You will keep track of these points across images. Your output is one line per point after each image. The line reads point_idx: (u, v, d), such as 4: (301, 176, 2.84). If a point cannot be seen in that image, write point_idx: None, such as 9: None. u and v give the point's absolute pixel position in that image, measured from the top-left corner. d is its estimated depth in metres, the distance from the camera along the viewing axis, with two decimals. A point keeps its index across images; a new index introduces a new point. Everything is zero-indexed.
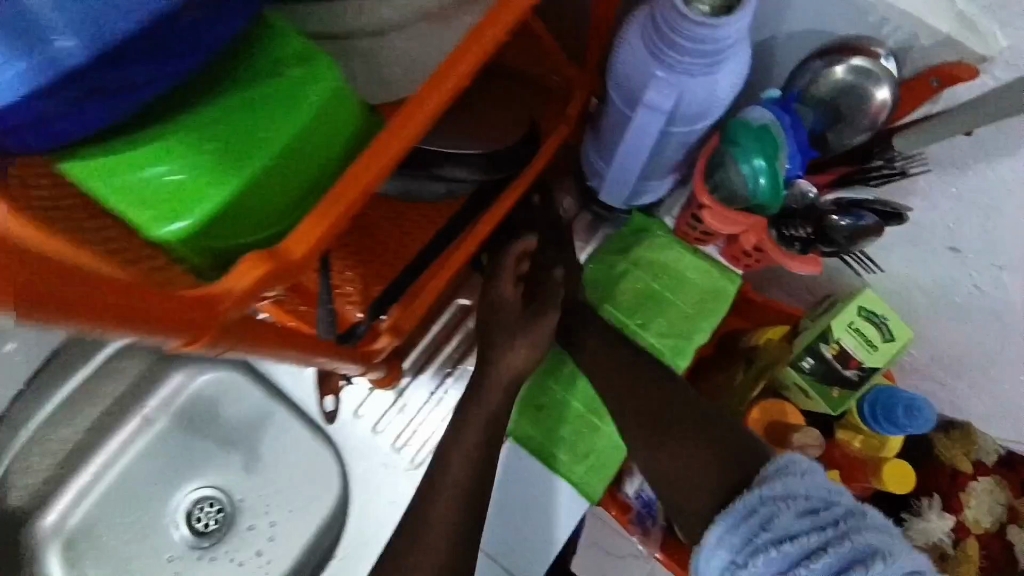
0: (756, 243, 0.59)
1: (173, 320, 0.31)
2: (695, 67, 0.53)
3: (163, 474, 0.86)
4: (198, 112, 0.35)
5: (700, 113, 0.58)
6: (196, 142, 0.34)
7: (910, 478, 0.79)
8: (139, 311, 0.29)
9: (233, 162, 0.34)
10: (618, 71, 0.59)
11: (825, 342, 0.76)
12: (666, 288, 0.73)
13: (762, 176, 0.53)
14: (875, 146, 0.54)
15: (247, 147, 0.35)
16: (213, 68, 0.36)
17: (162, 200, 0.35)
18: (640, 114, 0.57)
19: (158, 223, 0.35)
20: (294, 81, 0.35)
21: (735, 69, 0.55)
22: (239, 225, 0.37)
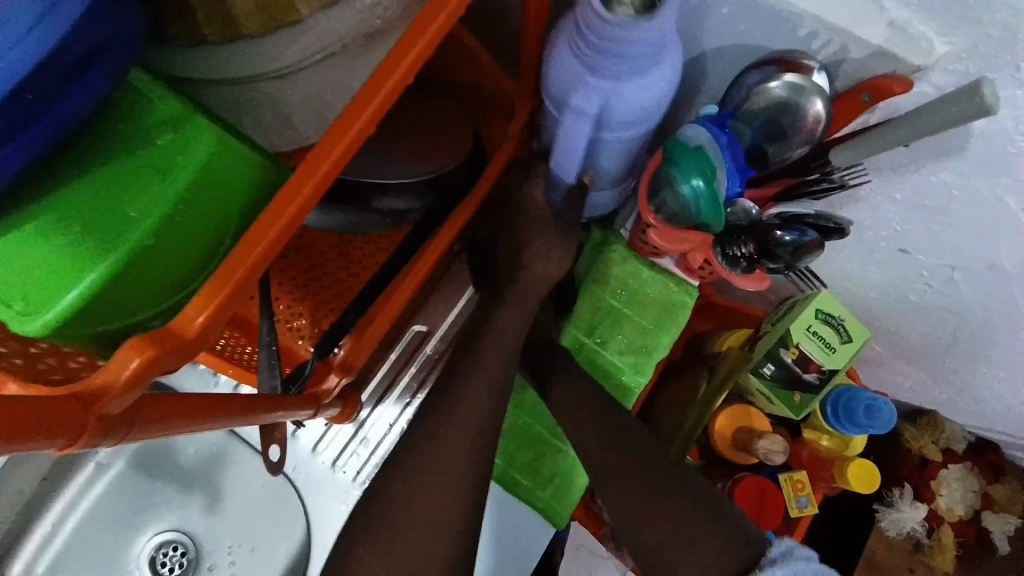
0: (704, 262, 0.59)
1: (46, 422, 0.26)
2: (620, 71, 0.52)
3: (123, 522, 0.82)
4: (64, 189, 0.31)
5: (632, 120, 0.57)
6: (60, 227, 0.31)
7: (876, 477, 0.79)
8: (16, 416, 0.25)
9: (112, 238, 0.31)
10: (549, 78, 0.57)
11: (784, 347, 0.76)
12: (624, 304, 0.72)
13: (702, 196, 0.53)
14: (814, 160, 0.54)
15: (125, 220, 0.31)
16: (77, 138, 0.32)
17: (28, 293, 0.31)
18: (567, 120, 0.56)
19: (31, 317, 0.31)
20: (167, 151, 0.32)
21: (664, 74, 0.53)
22: (122, 310, 0.33)
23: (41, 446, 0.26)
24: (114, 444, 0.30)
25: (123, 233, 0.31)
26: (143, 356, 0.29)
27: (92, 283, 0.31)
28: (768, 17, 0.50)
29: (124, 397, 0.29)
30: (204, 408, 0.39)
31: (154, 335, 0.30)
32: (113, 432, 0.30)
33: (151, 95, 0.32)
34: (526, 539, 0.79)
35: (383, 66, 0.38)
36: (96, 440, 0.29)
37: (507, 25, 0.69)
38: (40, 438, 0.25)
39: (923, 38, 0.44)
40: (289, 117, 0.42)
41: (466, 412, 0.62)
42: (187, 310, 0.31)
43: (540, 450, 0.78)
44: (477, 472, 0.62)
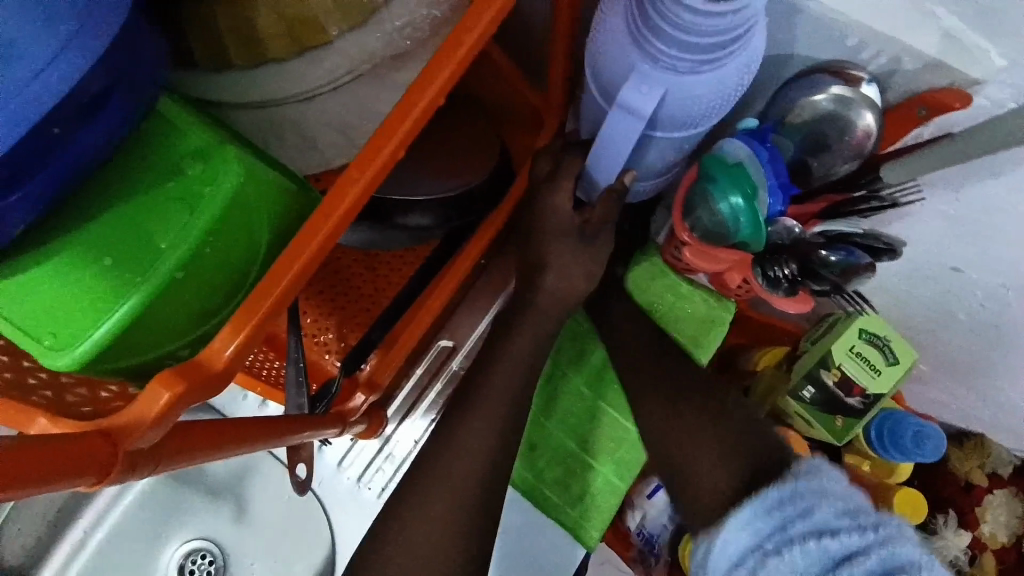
0: (742, 282, 0.55)
1: (73, 460, 0.25)
2: (681, 62, 0.49)
3: (152, 530, 0.83)
4: (95, 221, 0.31)
5: (685, 118, 0.54)
6: (92, 258, 0.31)
7: (922, 505, 0.75)
8: (44, 457, 0.24)
9: (138, 271, 0.31)
10: (601, 67, 0.54)
11: (825, 368, 0.72)
12: (662, 319, 0.70)
13: (742, 214, 0.50)
14: (862, 176, 0.51)
15: (152, 252, 0.31)
16: (106, 171, 0.32)
17: (58, 325, 0.31)
18: (614, 115, 0.52)
19: (56, 350, 0.31)
20: (197, 181, 0.32)
21: (734, 70, 0.50)
22: (148, 341, 0.32)
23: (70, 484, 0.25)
24: (141, 477, 0.30)
25: (150, 266, 0.31)
26: (171, 391, 0.28)
27: (117, 317, 0.31)
28: (815, 26, 0.47)
29: (152, 432, 0.28)
30: (229, 434, 0.39)
31: (182, 369, 0.30)
32: (142, 464, 0.29)
33: (184, 126, 0.32)
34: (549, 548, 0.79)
35: (413, 87, 0.37)
36: (125, 475, 0.28)
37: (536, 37, 0.68)
38: (68, 479, 0.25)
39: (982, 50, 0.41)
40: (314, 140, 0.41)
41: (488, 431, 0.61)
42: (214, 341, 0.31)
43: (570, 466, 0.76)
44: (495, 494, 0.60)
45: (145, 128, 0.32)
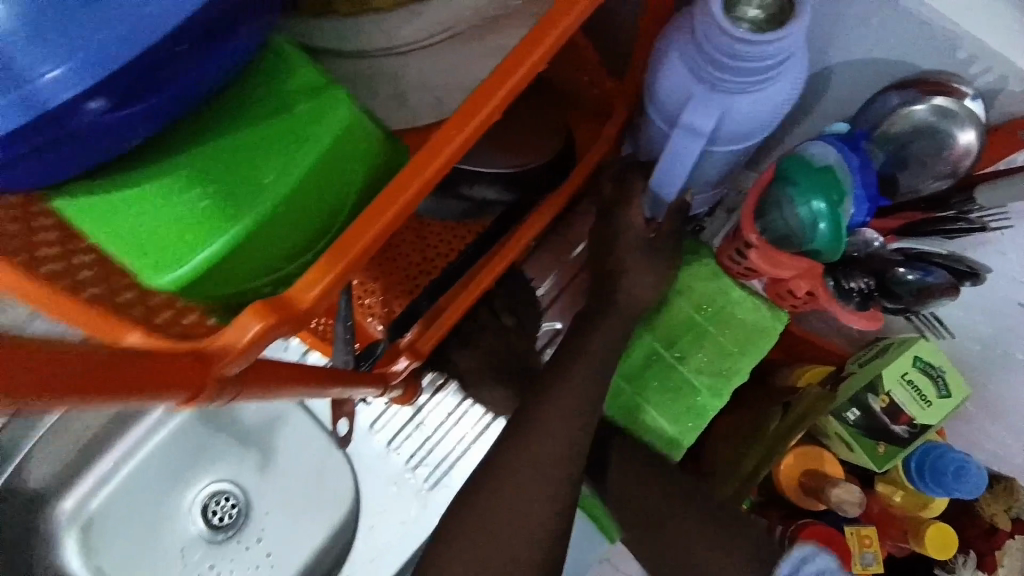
0: (808, 292, 0.53)
1: (168, 379, 0.26)
2: (738, 85, 0.46)
3: (181, 468, 0.85)
4: (204, 148, 0.32)
5: (748, 133, 0.51)
6: (198, 180, 0.31)
7: (954, 542, 0.72)
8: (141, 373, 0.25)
9: (236, 205, 0.31)
10: (657, 92, 0.52)
11: (873, 394, 0.70)
12: (708, 321, 0.68)
13: (823, 221, 0.49)
14: (954, 195, 0.49)
15: (251, 188, 0.31)
16: (218, 101, 0.33)
17: (153, 244, 0.31)
18: (677, 137, 0.50)
19: (155, 271, 0.31)
20: (305, 117, 0.32)
21: (791, 83, 0.48)
22: (237, 275, 0.33)
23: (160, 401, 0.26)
24: (224, 404, 0.31)
25: (251, 199, 0.31)
26: (262, 322, 0.28)
27: (217, 247, 0.31)
28: (922, 34, 0.45)
29: (240, 360, 0.29)
30: (281, 376, 0.39)
31: (269, 302, 0.30)
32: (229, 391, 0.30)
33: (298, 64, 0.33)
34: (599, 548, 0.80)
35: (504, 65, 0.37)
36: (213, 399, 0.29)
37: (614, 25, 0.66)
38: (164, 394, 0.26)
39: None
40: (406, 97, 0.41)
41: (527, 422, 0.62)
42: (302, 281, 0.31)
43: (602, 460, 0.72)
44: (527, 483, 0.61)
45: (258, 63, 0.33)
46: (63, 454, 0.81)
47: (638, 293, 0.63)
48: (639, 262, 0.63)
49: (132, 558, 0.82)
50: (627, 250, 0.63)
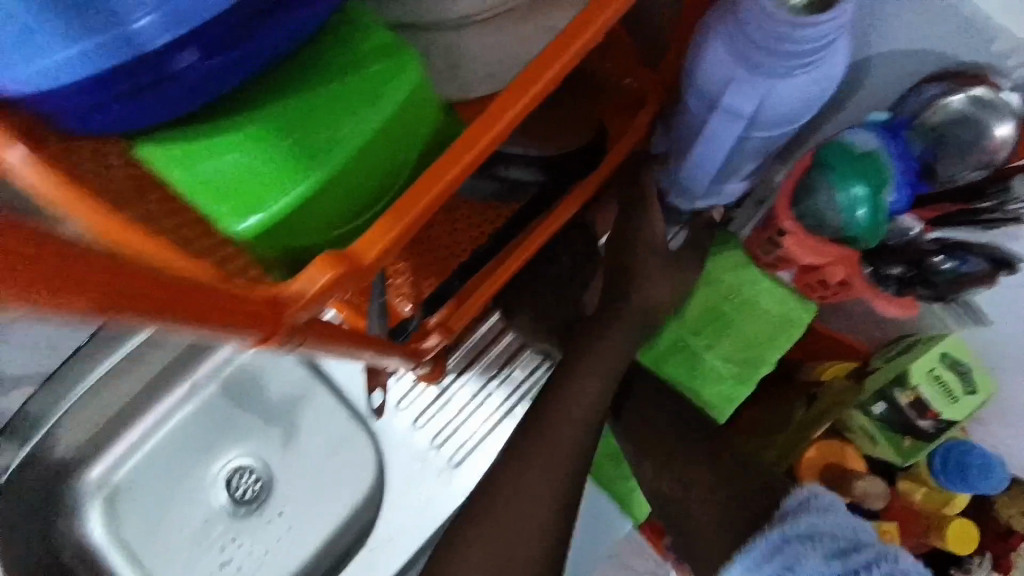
0: (842, 279, 0.55)
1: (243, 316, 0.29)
2: (781, 69, 0.47)
3: (206, 442, 0.85)
4: (277, 102, 0.34)
5: (787, 117, 0.51)
6: (273, 134, 0.33)
7: (974, 537, 0.73)
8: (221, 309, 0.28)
9: (309, 159, 0.33)
10: (698, 75, 0.52)
11: (899, 388, 0.70)
12: (735, 310, 0.69)
13: (862, 207, 0.50)
14: (989, 185, 0.47)
15: (323, 144, 0.33)
16: (291, 58, 0.34)
17: (227, 196, 0.33)
18: (716, 119, 0.51)
19: (232, 218, 0.34)
20: (377, 78, 0.34)
21: (833, 70, 0.48)
22: (308, 226, 0.35)
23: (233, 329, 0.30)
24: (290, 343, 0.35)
25: (323, 154, 0.33)
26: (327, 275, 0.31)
27: (291, 198, 0.33)
28: (960, 24, 0.45)
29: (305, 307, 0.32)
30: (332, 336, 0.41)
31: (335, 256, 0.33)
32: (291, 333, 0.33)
33: (368, 27, 0.35)
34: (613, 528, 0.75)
35: (556, 41, 0.38)
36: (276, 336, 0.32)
37: (649, 17, 0.67)
38: (241, 329, 0.29)
39: None
40: (458, 70, 0.42)
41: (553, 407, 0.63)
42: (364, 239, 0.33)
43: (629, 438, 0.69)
44: (551, 467, 0.62)
45: (330, 24, 0.35)
46: (91, 426, 0.79)
47: (667, 289, 0.67)
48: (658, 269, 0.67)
49: (155, 529, 0.82)
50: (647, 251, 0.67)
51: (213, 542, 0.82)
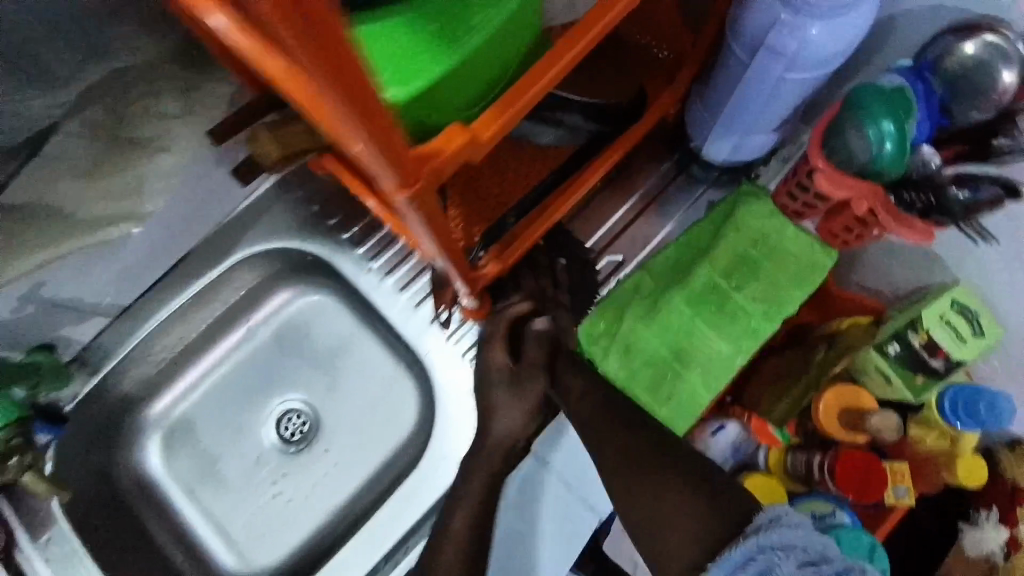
0: (867, 211, 0.60)
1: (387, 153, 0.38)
2: (822, 8, 0.52)
3: (264, 381, 0.90)
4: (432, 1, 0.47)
5: (825, 60, 0.56)
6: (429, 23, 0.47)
7: (983, 472, 0.79)
8: (379, 137, 0.36)
9: (454, 42, 0.47)
10: (745, 21, 0.58)
11: (913, 331, 0.77)
12: (762, 256, 0.74)
13: (889, 140, 0.56)
14: (997, 124, 0.54)
15: (463, 32, 0.47)
16: None
17: (401, 74, 0.46)
18: (760, 58, 0.57)
19: (393, 81, 0.46)
20: None
21: (864, 15, 0.54)
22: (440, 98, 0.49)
23: (384, 169, 0.39)
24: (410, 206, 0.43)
25: (463, 40, 0.47)
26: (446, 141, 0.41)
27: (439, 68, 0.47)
28: None
29: (436, 170, 0.42)
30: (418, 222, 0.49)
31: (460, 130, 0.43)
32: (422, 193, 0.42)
33: None
34: (554, 485, 0.78)
35: None
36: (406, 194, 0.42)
37: None
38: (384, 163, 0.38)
39: None
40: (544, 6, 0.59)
41: None
42: (482, 119, 0.43)
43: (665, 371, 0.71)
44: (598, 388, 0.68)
45: None
46: (157, 362, 0.83)
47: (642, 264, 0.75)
48: (510, 397, 0.75)
49: (215, 460, 0.87)
50: (498, 386, 0.76)
51: (269, 474, 0.87)
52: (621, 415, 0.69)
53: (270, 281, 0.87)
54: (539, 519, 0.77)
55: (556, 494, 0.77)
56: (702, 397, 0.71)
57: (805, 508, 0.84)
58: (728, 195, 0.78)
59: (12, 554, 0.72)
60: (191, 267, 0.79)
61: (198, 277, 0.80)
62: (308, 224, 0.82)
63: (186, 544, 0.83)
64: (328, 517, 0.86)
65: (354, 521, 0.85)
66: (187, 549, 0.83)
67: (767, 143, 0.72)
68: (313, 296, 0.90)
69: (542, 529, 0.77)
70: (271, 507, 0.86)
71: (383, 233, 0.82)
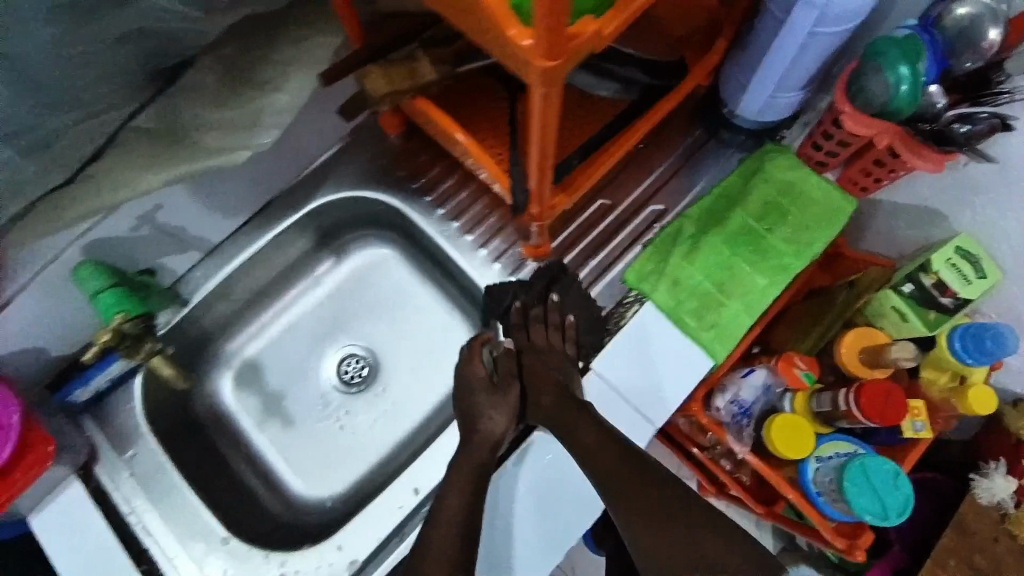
0: (888, 145, 0.71)
1: (551, 30, 0.40)
2: None
3: (328, 326, 0.97)
4: None
5: (848, 15, 0.66)
6: None
7: (992, 402, 0.86)
8: (550, 16, 0.39)
9: None
10: None
11: (924, 273, 0.85)
12: (790, 202, 0.83)
13: (905, 82, 0.66)
14: (992, 70, 0.66)
15: None
16: None
17: None
18: (797, 10, 0.67)
19: None
20: None
21: None
22: None
23: (540, 42, 0.41)
24: (547, 90, 0.46)
25: None
26: (595, 26, 0.44)
27: None
28: None
29: (578, 55, 0.44)
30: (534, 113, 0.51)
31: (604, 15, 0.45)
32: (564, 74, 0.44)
33: None
34: (540, 480, 0.75)
35: None
36: (549, 67, 0.44)
37: None
38: (546, 41, 0.41)
39: None
40: None
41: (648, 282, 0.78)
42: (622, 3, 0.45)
43: (709, 299, 0.78)
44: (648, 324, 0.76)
45: None
46: (234, 304, 0.91)
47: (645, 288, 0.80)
48: (494, 400, 0.79)
49: (282, 397, 0.93)
50: (480, 391, 0.80)
51: (332, 410, 0.93)
52: (656, 355, 0.77)
53: (336, 235, 0.96)
54: (523, 519, 0.74)
55: (541, 492, 0.74)
56: (744, 322, 0.78)
57: (828, 446, 0.91)
58: (756, 151, 0.88)
59: (92, 469, 0.74)
60: (274, 213, 0.88)
61: (282, 221, 0.88)
62: (378, 175, 0.91)
63: (258, 469, 0.89)
64: (387, 451, 0.91)
65: (411, 454, 0.90)
66: (259, 474, 0.88)
67: (794, 101, 0.82)
68: (373, 254, 0.99)
69: (527, 525, 0.73)
70: (335, 442, 0.91)
71: (447, 185, 0.91)
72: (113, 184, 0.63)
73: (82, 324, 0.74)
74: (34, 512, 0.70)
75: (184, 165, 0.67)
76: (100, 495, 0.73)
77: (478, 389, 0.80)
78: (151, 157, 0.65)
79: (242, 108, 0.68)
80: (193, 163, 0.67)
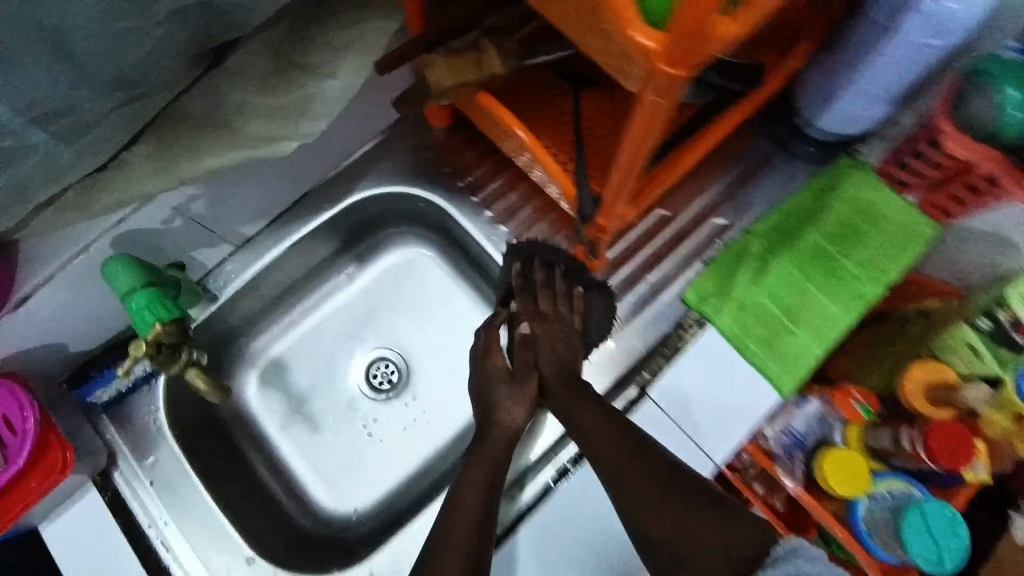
0: (990, 173, 0.65)
1: (692, 33, 0.35)
2: None
3: (358, 327, 0.91)
4: None
5: (967, 25, 0.59)
6: None
7: None
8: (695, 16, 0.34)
9: None
10: None
11: (1001, 308, 0.81)
12: (867, 224, 0.76)
13: (1017, 106, 0.61)
14: None
15: None
16: None
17: None
18: (911, 15, 0.60)
19: None
20: None
21: None
22: None
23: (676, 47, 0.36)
24: (669, 98, 0.41)
25: None
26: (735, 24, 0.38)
27: None
28: None
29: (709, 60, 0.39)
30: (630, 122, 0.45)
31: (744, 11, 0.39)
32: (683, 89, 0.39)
33: None
34: (566, 526, 0.69)
35: None
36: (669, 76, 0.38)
37: None
38: (683, 45, 0.36)
39: None
40: None
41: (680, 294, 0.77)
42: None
43: (777, 326, 0.72)
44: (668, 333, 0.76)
45: None
46: (262, 300, 0.85)
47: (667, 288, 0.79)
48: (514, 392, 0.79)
49: (306, 400, 0.88)
50: (499, 384, 0.80)
51: (361, 417, 0.88)
52: (717, 384, 0.72)
53: (370, 232, 0.91)
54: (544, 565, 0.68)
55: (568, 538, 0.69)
56: (815, 352, 0.72)
57: (885, 483, 0.86)
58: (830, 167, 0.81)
59: (110, 475, 0.70)
60: (310, 207, 0.82)
61: (317, 217, 0.83)
62: (422, 171, 0.85)
63: (279, 473, 0.84)
64: (416, 464, 0.86)
65: (443, 469, 0.85)
66: (282, 480, 0.84)
67: (880, 114, 0.74)
68: (408, 253, 0.93)
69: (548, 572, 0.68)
70: (361, 451, 0.86)
71: (494, 186, 0.85)
72: (148, 171, 0.58)
73: (106, 319, 0.69)
74: (47, 520, 0.67)
75: (227, 153, 0.62)
76: (117, 504, 0.69)
77: (496, 380, 0.80)
78: (192, 144, 0.60)
79: (289, 95, 0.62)
80: (237, 151, 0.62)
